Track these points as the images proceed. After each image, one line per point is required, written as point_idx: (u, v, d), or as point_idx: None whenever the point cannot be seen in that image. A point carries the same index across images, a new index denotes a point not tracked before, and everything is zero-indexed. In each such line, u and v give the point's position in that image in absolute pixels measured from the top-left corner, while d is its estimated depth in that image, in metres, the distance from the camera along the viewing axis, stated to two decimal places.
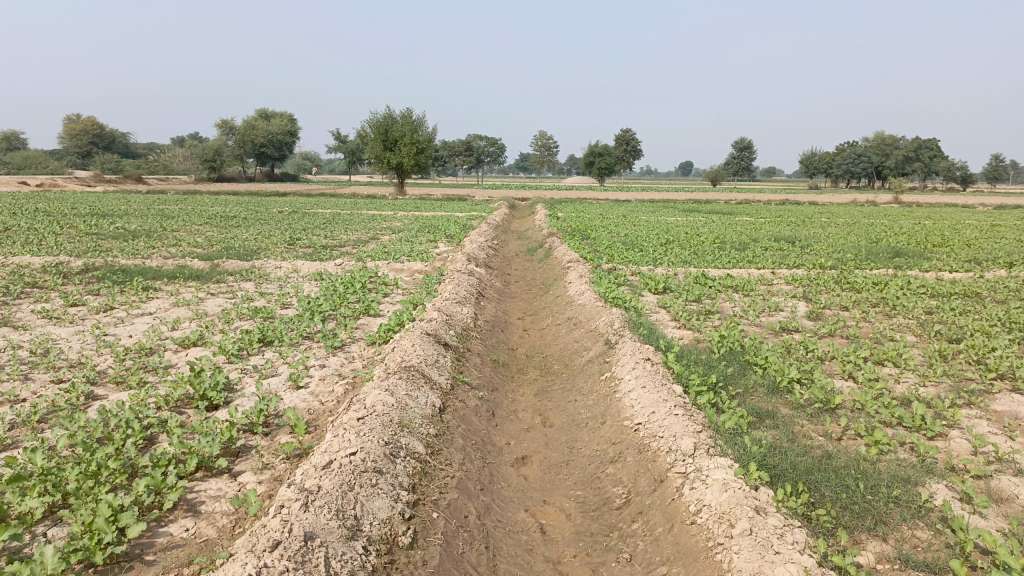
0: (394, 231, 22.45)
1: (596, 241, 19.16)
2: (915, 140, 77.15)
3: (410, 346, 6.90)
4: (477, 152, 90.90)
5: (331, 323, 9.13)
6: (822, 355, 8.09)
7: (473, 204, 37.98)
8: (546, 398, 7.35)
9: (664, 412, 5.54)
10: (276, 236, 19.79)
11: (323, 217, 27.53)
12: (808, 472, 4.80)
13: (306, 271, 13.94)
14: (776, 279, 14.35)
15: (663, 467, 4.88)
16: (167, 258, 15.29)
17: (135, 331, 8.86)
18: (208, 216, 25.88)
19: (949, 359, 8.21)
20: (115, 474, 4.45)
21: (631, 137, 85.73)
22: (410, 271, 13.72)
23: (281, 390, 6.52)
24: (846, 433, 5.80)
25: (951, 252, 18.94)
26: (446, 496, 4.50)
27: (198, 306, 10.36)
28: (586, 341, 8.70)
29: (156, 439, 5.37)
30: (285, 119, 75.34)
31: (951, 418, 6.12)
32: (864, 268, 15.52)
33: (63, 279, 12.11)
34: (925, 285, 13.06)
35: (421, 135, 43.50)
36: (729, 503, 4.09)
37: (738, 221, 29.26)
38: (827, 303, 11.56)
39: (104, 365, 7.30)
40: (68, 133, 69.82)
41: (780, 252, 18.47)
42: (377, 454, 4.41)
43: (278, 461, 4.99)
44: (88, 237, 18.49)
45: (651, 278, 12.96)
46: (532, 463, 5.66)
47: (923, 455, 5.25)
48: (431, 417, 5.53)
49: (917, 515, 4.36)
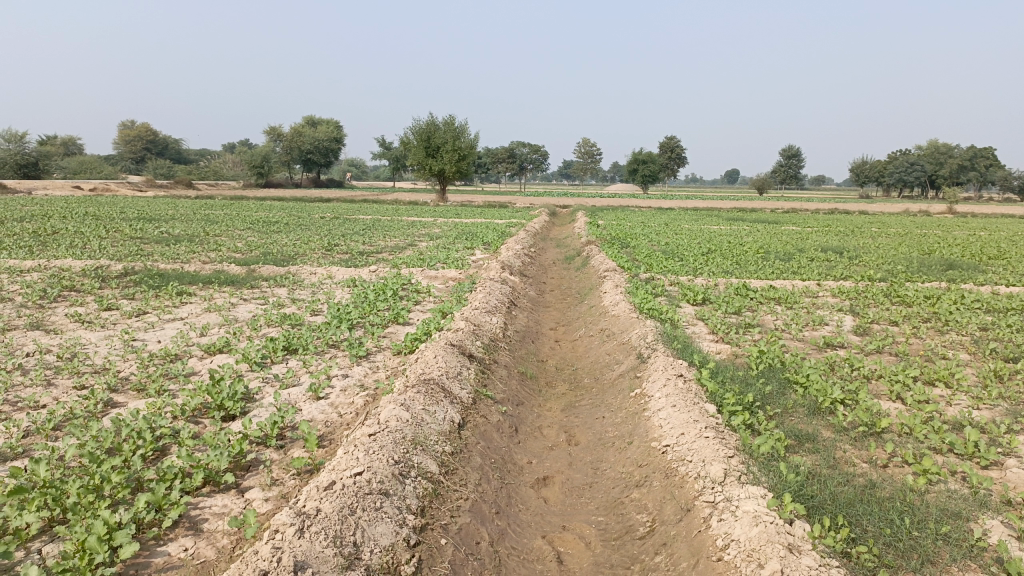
0: (431, 237, 22.41)
1: (635, 249, 18.78)
2: (971, 150, 75.13)
3: (432, 357, 6.69)
4: (520, 159, 90.95)
5: (358, 331, 8.99)
6: (868, 374, 7.66)
7: (514, 211, 37.83)
8: (573, 413, 7.08)
9: (693, 434, 5.23)
10: (315, 242, 19.82)
11: (363, 223, 27.50)
12: (848, 504, 4.45)
13: (340, 277, 13.86)
14: (822, 291, 13.84)
15: (689, 494, 4.57)
16: (205, 263, 15.34)
17: (163, 336, 8.83)
18: (250, 222, 26.15)
19: (1004, 380, 7.73)
20: (116, 488, 4.31)
21: (676, 144, 84.74)
22: (443, 279, 13.57)
23: (300, 400, 6.35)
24: (892, 459, 5.42)
25: (1008, 265, 18.13)
26: (457, 521, 4.27)
27: (229, 312, 10.30)
28: (618, 354, 8.39)
29: (167, 450, 5.24)
30: (331, 126, 76.27)
31: (1008, 446, 5.69)
32: (915, 281, 14.91)
33: (101, 283, 12.21)
34: (980, 299, 12.45)
35: (464, 141, 43.47)
36: (759, 540, 3.78)
37: (784, 230, 28.56)
38: (875, 317, 11.07)
39: (128, 371, 7.23)
40: (122, 139, 71.63)
41: (826, 263, 17.90)
42: (385, 473, 4.19)
43: (287, 477, 4.80)
44: (131, 241, 18.76)
45: (690, 289, 12.60)
46: (553, 484, 5.40)
47: (976, 487, 4.85)
48: (448, 433, 5.30)
49: (967, 556, 3.99)
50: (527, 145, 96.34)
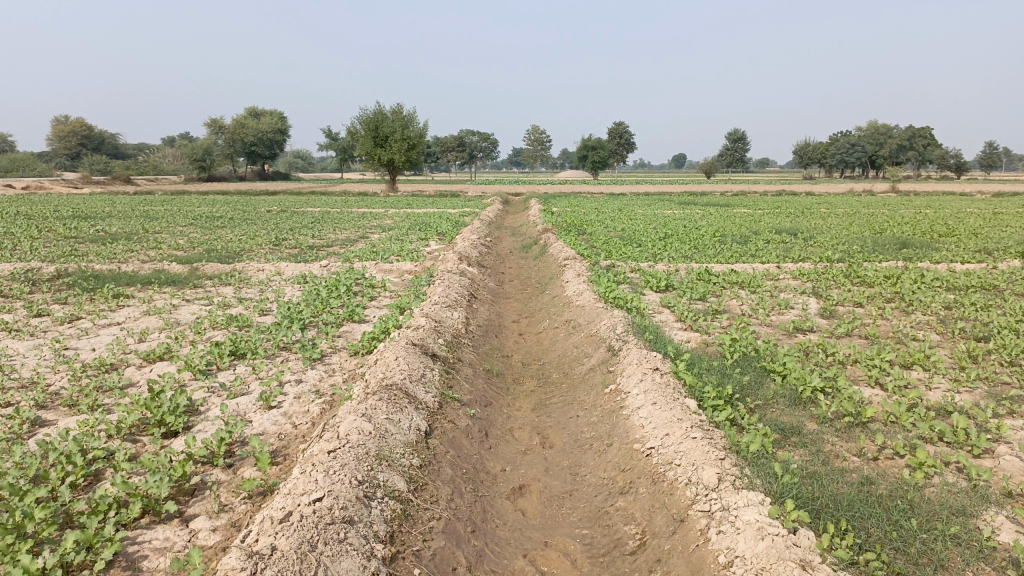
0: (383, 229, 21.81)
1: (592, 236, 18.51)
2: (910, 130, 77.21)
3: (393, 359, 6.23)
4: (469, 147, 90.07)
5: (311, 330, 8.46)
6: (844, 359, 7.43)
7: (466, 200, 37.30)
8: (545, 413, 6.71)
9: (679, 434, 4.88)
10: (261, 237, 19.06)
11: (312, 216, 26.69)
12: (849, 504, 4.15)
13: (289, 273, 13.24)
14: (783, 273, 13.70)
15: (681, 503, 4.23)
16: (144, 262, 14.52)
17: (98, 343, 8.18)
18: (192, 217, 25.09)
19: (979, 360, 7.59)
20: (39, 526, 3.79)
21: (624, 130, 84.91)
22: (399, 272, 13.07)
23: (250, 411, 5.84)
24: (882, 451, 5.15)
25: (959, 242, 18.30)
26: (430, 545, 3.87)
27: (170, 314, 9.65)
28: (586, 347, 8.03)
29: (101, 475, 4.72)
30: (276, 117, 74.51)
31: (996, 432, 5.49)
32: (872, 261, 14.89)
33: (30, 288, 11.39)
34: (939, 277, 12.42)
35: (413, 130, 42.72)
36: (768, 557, 3.45)
37: (737, 213, 28.59)
38: (840, 299, 10.92)
39: (58, 385, 6.60)
40: (56, 135, 68.73)
41: (783, 245, 17.83)
42: (348, 497, 3.75)
43: (237, 502, 4.34)
44: (64, 241, 17.74)
45: (652, 275, 12.31)
46: (529, 494, 5.03)
47: (975, 480, 4.60)
48: (415, 444, 4.87)
49: (981, 558, 3.73)
50: (476, 133, 95.60)
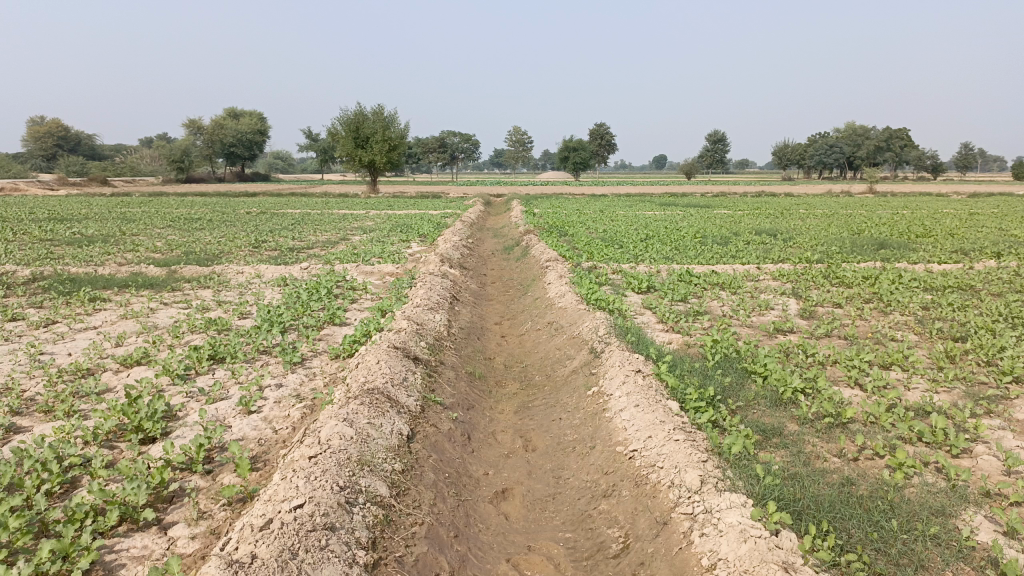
0: (364, 230, 21.71)
1: (573, 237, 18.53)
2: (887, 131, 78.07)
3: (375, 362, 6.19)
4: (451, 149, 89.89)
5: (291, 334, 8.39)
6: (824, 360, 7.48)
7: (448, 201, 37.23)
8: (528, 415, 6.70)
9: (662, 437, 4.88)
10: (241, 239, 18.92)
11: (292, 218, 26.52)
12: (830, 505, 4.17)
13: (269, 276, 13.14)
14: (763, 274, 13.78)
15: (664, 506, 4.24)
16: (122, 265, 14.35)
17: (74, 348, 8.06)
18: (170, 219, 24.85)
19: (956, 360, 7.67)
20: (14, 535, 3.72)
21: (605, 131, 85.14)
22: (380, 274, 13.01)
23: (229, 416, 5.78)
24: (862, 452, 5.19)
25: (936, 242, 18.50)
26: (413, 551, 3.84)
27: (148, 318, 9.55)
28: (569, 349, 8.03)
29: (78, 482, 4.65)
30: (256, 118, 74.00)
31: (974, 431, 5.54)
32: (851, 262, 15.02)
33: (5, 291, 11.21)
34: (917, 278, 12.55)
35: (393, 132, 42.59)
36: (751, 560, 3.45)
37: (717, 214, 28.76)
38: (820, 300, 11.00)
39: (33, 391, 6.50)
40: (31, 136, 67.84)
41: (762, 246, 17.93)
42: (329, 503, 3.71)
43: (216, 508, 4.29)
44: (40, 244, 17.51)
45: (634, 276, 12.34)
46: (512, 498, 5.01)
47: (954, 480, 4.65)
48: (397, 449, 4.84)
49: (960, 558, 3.76)
50: (457, 135, 95.50)
